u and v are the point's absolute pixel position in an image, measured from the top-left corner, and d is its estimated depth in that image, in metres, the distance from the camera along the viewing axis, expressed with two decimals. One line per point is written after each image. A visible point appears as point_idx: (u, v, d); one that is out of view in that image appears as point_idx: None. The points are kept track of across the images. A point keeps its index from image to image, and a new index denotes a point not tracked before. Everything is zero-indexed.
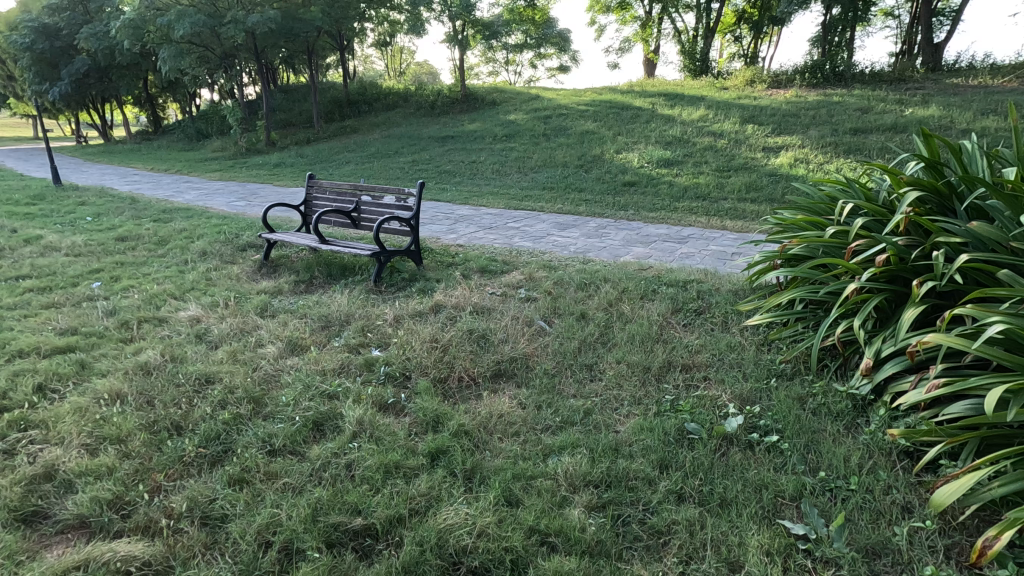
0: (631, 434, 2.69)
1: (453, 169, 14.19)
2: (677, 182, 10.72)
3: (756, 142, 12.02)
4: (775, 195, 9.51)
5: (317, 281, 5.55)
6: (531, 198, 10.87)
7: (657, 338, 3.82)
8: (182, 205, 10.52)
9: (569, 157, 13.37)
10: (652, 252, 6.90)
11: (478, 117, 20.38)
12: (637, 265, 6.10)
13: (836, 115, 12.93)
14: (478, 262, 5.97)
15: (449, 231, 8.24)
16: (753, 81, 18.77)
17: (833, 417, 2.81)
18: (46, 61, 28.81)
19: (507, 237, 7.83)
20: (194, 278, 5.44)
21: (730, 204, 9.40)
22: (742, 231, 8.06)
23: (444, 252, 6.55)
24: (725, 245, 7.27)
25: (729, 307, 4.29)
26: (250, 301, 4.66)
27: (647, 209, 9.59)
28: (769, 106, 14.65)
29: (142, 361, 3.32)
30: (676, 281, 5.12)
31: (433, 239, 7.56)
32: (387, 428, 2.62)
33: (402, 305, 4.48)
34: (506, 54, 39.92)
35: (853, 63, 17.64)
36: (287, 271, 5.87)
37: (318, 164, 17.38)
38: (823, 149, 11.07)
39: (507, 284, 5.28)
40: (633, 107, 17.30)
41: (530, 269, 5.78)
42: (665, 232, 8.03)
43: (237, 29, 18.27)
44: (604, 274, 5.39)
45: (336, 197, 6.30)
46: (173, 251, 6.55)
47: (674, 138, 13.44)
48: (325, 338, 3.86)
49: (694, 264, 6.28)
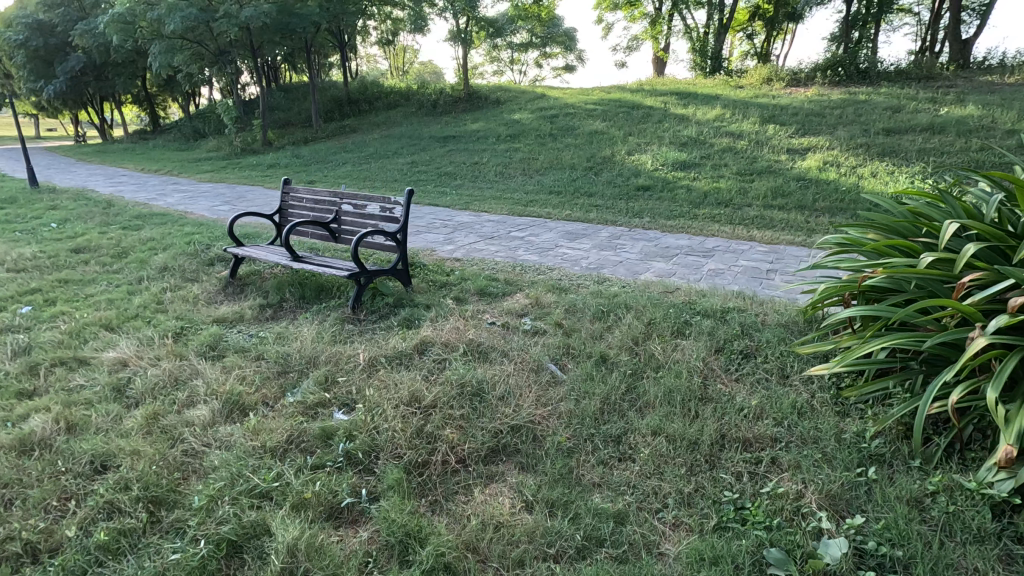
0: (684, 569, 1.88)
1: (454, 171, 13.38)
2: (695, 187, 9.87)
3: (780, 143, 11.16)
4: (805, 201, 8.67)
5: (288, 306, 4.75)
6: (537, 204, 10.05)
7: (702, 394, 3.01)
8: (161, 210, 9.77)
9: (578, 158, 12.55)
10: (676, 268, 6.06)
11: (481, 117, 19.59)
12: (660, 285, 5.27)
13: (865, 114, 12.04)
14: (476, 282, 5.17)
15: (445, 242, 7.43)
16: (770, 79, 17.88)
17: (972, 537, 1.99)
18: (41, 58, 28.18)
19: (510, 248, 7.02)
20: (143, 301, 4.66)
21: (755, 212, 8.56)
22: (772, 244, 7.23)
23: (439, 269, 5.74)
24: (756, 261, 6.44)
25: (785, 348, 3.48)
26: (197, 335, 3.85)
27: (664, 216, 8.76)
28: (790, 105, 13.77)
29: (24, 432, 2.51)
30: (713, 308, 4.28)
31: (428, 251, 6.75)
32: (333, 565, 1.82)
33: (383, 343, 3.67)
34: (512, 53, 39.14)
35: (877, 60, 16.73)
36: (254, 293, 5.07)
37: (314, 165, 16.60)
38: (855, 150, 10.23)
39: (510, 312, 4.47)
40: (644, 106, 16.44)
41: (536, 290, 4.97)
42: (686, 244, 7.22)
43: (230, 23, 17.54)
44: (624, 299, 4.56)
45: (313, 205, 5.49)
46: (130, 266, 5.77)
47: (689, 138, 12.60)
48: (278, 393, 3.04)
49: (728, 284, 5.43)
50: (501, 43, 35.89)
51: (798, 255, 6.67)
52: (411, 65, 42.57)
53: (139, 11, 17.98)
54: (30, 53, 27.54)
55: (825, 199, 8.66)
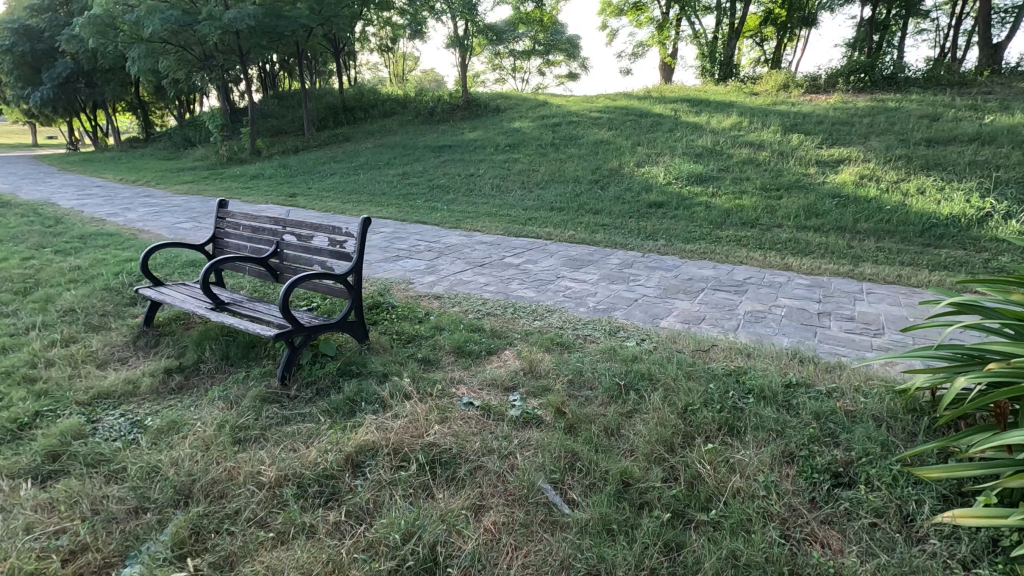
0: None
1: (447, 184, 12.27)
2: (715, 205, 8.73)
3: (806, 154, 10.06)
4: (843, 222, 7.54)
5: (205, 369, 3.63)
6: (536, 222, 8.93)
7: (790, 569, 1.93)
8: (115, 228, 8.69)
9: (582, 170, 11.45)
10: (706, 310, 4.93)
11: (479, 125, 18.56)
12: (689, 338, 4.12)
13: (898, 122, 10.95)
14: (455, 334, 4.04)
15: (426, 270, 6.29)
16: (786, 86, 16.82)
17: None
18: (28, 64, 27.32)
19: (501, 280, 5.89)
20: (11, 364, 3.54)
21: (787, 234, 7.44)
22: (813, 276, 6.13)
23: (411, 311, 4.64)
24: (801, 299, 5.34)
25: (897, 465, 2.35)
26: (45, 430, 2.73)
27: (681, 238, 7.63)
28: (813, 113, 12.69)
29: None
30: (769, 382, 3.12)
31: (402, 285, 5.62)
32: None
33: (303, 449, 2.55)
34: (515, 60, 38.27)
35: (903, 66, 15.63)
36: (167, 349, 3.95)
37: (300, 176, 15.56)
38: (892, 163, 9.13)
39: (492, 385, 3.34)
40: (653, 114, 15.35)
41: (530, 348, 3.85)
42: (712, 275, 6.11)
43: (213, 26, 16.50)
44: (646, 366, 3.41)
45: (250, 234, 4.35)
46: (27, 307, 4.64)
47: (704, 148, 11.50)
48: (113, 562, 1.94)
49: (776, 336, 4.28)
50: (502, 50, 35.00)
51: (849, 291, 5.58)
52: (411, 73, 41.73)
53: (118, 13, 16.98)
54: (16, 59, 26.63)
55: (867, 219, 7.54)
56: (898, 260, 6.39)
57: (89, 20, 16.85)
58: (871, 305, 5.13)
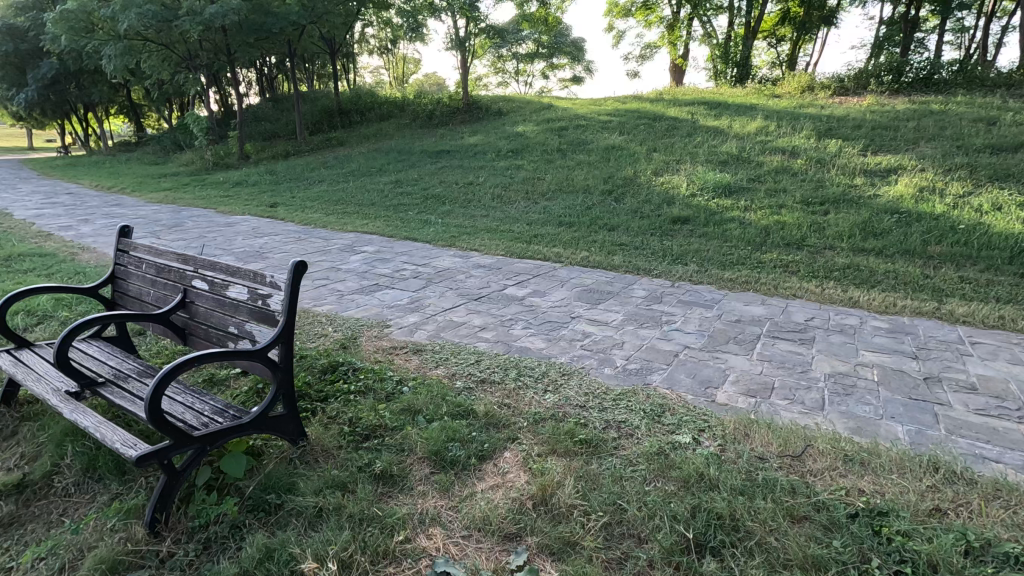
0: None
1: (443, 193, 11.10)
2: (750, 221, 7.53)
3: (849, 163, 8.86)
4: (911, 244, 6.34)
5: (59, 490, 2.44)
6: (542, 239, 7.72)
7: None
8: (55, 246, 7.52)
9: (592, 179, 10.27)
10: (771, 372, 3.72)
11: (480, 130, 17.40)
12: (767, 427, 2.90)
13: (949, 126, 9.75)
14: (434, 424, 2.82)
15: (409, 306, 5.08)
16: (810, 88, 15.62)
17: None
18: (12, 64, 26.24)
19: (502, 321, 4.69)
20: None
21: (843, 258, 6.24)
22: (890, 316, 4.92)
23: (377, 374, 3.43)
24: (888, 352, 4.13)
25: None
26: None
27: (716, 263, 6.43)
28: (848, 116, 11.46)
29: None
30: (937, 546, 1.92)
31: (377, 330, 4.42)
32: None
33: None
34: (517, 63, 37.17)
35: (940, 65, 14.39)
36: (20, 447, 2.74)
37: (285, 183, 14.43)
38: (953, 173, 7.94)
39: (483, 531, 2.15)
40: (668, 117, 14.14)
41: (541, 453, 2.64)
42: (764, 315, 4.91)
43: (193, 21, 15.38)
44: (725, 501, 2.19)
45: (154, 275, 3.15)
46: None
47: (728, 155, 10.31)
48: None
49: (884, 423, 3.05)
50: (504, 52, 33.86)
51: (946, 339, 4.37)
52: (411, 76, 40.67)
53: (93, 7, 15.89)
54: None
55: (938, 241, 6.35)
56: (992, 296, 5.17)
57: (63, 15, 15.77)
58: (986, 363, 3.91)
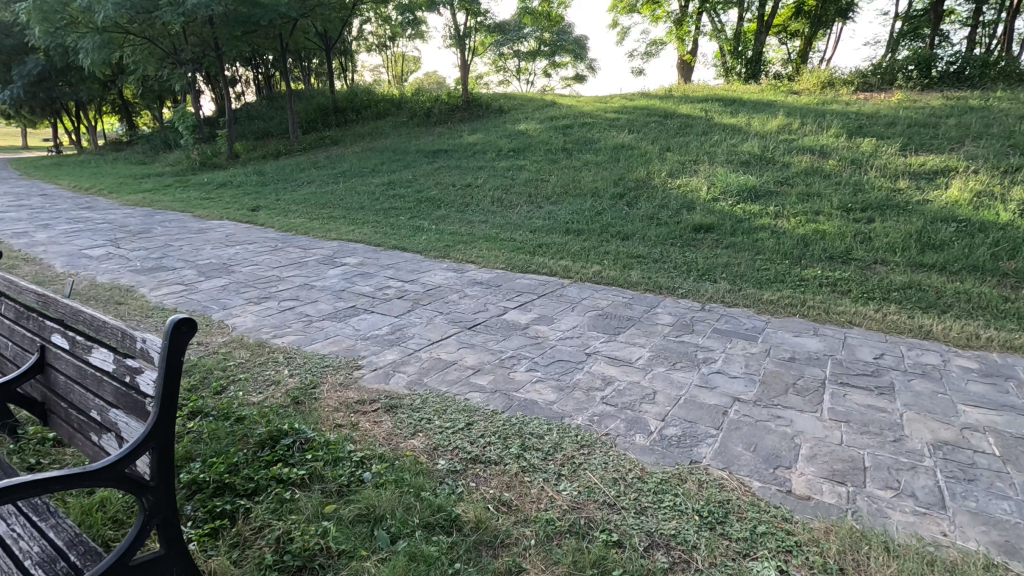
0: None
1: (439, 195, 10.22)
2: (783, 229, 6.64)
3: (890, 164, 7.95)
4: (978, 257, 5.44)
5: None
6: (548, 250, 6.83)
7: None
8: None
9: (601, 181, 9.38)
10: (857, 442, 2.81)
11: (480, 128, 16.49)
12: (885, 550, 1.99)
13: (995, 123, 8.84)
14: (399, 549, 1.92)
15: (389, 338, 4.18)
16: (830, 83, 14.68)
17: None
18: None
19: (500, 360, 3.77)
20: None
21: (900, 275, 5.34)
22: (976, 352, 4.02)
23: (330, 449, 2.52)
24: (994, 406, 3.23)
25: None
26: None
27: (751, 280, 5.53)
28: (879, 112, 10.54)
29: None
30: None
31: (345, 373, 3.51)
32: None
33: None
34: (518, 61, 36.21)
35: (972, 59, 13.40)
36: None
37: (272, 184, 13.55)
38: (1011, 176, 7.04)
39: None
40: (680, 115, 13.23)
41: None
42: (823, 351, 3.99)
43: (174, 12, 14.44)
44: None
45: (12, 320, 2.24)
46: None
47: (750, 155, 9.41)
48: None
49: None
50: (504, 49, 32.98)
51: None
52: (410, 74, 39.70)
53: None
54: None
55: (1009, 255, 5.46)
56: None
57: (37, 5, 14.86)
58: None
